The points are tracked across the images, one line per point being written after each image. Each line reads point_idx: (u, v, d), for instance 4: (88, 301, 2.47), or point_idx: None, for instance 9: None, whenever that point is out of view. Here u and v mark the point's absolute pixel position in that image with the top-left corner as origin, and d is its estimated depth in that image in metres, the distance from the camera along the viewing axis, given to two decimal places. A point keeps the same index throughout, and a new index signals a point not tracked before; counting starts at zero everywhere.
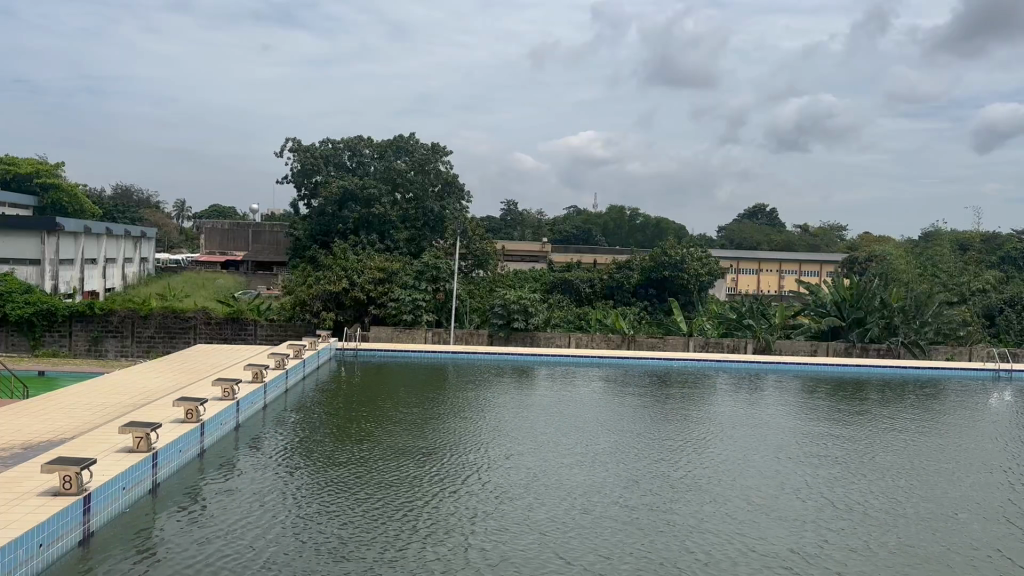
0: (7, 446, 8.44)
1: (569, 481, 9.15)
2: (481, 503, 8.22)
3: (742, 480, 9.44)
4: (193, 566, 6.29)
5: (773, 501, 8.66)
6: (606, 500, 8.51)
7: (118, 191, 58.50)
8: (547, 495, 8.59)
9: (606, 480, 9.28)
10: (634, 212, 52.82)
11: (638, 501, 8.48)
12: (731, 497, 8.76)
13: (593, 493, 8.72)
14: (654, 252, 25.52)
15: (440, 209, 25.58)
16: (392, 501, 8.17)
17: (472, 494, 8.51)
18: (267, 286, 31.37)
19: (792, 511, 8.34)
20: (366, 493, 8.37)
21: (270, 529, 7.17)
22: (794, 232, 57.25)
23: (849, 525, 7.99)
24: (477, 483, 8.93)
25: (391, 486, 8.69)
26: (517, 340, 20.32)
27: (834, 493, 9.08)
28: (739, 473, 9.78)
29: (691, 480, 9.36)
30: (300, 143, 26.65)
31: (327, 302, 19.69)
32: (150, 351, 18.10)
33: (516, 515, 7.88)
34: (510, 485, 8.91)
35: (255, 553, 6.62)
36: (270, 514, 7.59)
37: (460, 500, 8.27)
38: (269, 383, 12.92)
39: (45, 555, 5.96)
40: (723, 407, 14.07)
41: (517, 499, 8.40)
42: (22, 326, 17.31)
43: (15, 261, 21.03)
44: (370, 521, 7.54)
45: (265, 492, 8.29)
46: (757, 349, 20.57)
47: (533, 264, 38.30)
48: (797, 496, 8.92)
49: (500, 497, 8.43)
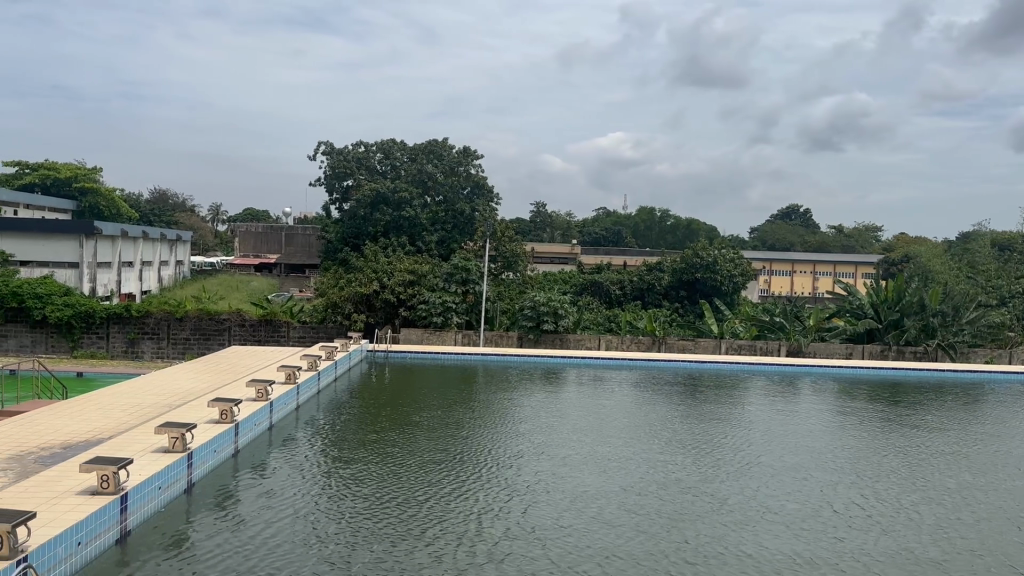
0: (47, 446, 8.59)
1: (579, 481, 9.20)
2: (486, 502, 8.28)
3: (752, 482, 9.44)
4: (208, 563, 6.39)
5: (780, 505, 8.58)
6: (614, 502, 8.48)
7: (155, 195, 59.60)
8: (552, 494, 8.65)
9: (618, 481, 9.27)
10: (665, 212, 52.43)
11: (643, 503, 8.46)
12: (741, 501, 8.68)
13: (601, 494, 8.70)
14: (686, 253, 25.39)
15: (471, 211, 25.74)
16: (398, 500, 8.22)
17: (479, 494, 8.57)
18: (299, 288, 31.67)
19: (799, 516, 8.25)
20: (374, 492, 8.44)
21: (279, 528, 7.24)
22: (829, 233, 56.56)
23: (855, 530, 7.87)
24: (487, 482, 9.01)
25: (402, 484, 8.78)
26: (546, 341, 20.35)
27: (844, 498, 8.97)
28: (752, 474, 9.77)
29: (703, 483, 9.31)
30: (333, 146, 26.90)
31: (358, 304, 19.80)
32: (185, 353, 18.32)
33: (519, 515, 7.90)
34: (518, 485, 8.97)
35: (261, 550, 6.70)
36: (283, 512, 7.67)
37: (466, 500, 8.33)
38: (301, 385, 13.06)
39: (83, 553, 6.05)
40: (755, 411, 13.95)
41: (523, 499, 8.44)
42: (61, 328, 17.64)
43: (53, 265, 21.51)
44: (375, 518, 7.62)
45: (286, 490, 8.36)
46: (790, 351, 20.32)
47: (563, 265, 38.18)
48: (807, 500, 8.83)
49: (506, 497, 8.49)
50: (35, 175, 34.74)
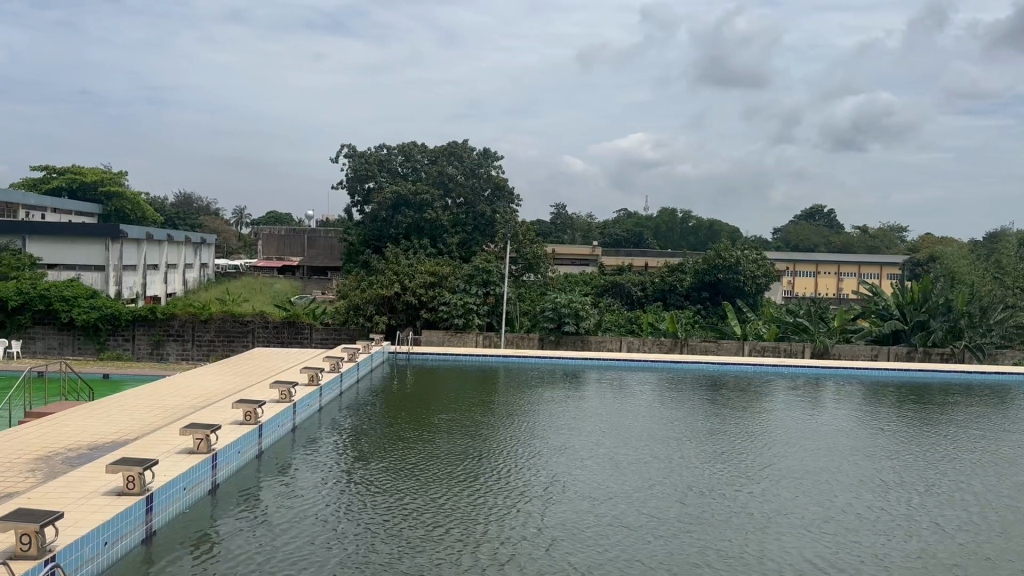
0: (75, 447, 8.70)
1: (596, 482, 9.20)
2: (502, 503, 8.31)
3: (770, 484, 9.38)
4: (232, 561, 6.47)
5: (797, 508, 8.51)
6: (629, 503, 8.46)
7: (179, 199, 60.23)
8: (568, 495, 8.66)
9: (634, 483, 9.24)
10: (686, 213, 52.16)
11: (659, 505, 8.43)
12: (758, 503, 8.63)
13: (616, 496, 8.68)
14: (709, 254, 25.22)
15: (492, 213, 25.76)
16: (415, 500, 8.26)
17: (495, 494, 8.60)
18: (321, 290, 31.81)
19: (816, 518, 8.18)
20: (391, 493, 8.48)
21: (298, 527, 7.31)
22: (853, 234, 55.99)
23: (873, 533, 7.80)
24: (505, 483, 9.03)
25: (419, 485, 8.82)
26: (567, 343, 20.31)
27: (862, 500, 8.88)
28: (772, 476, 9.71)
29: (721, 485, 9.27)
30: (355, 149, 27.01)
31: (379, 306, 19.88)
32: (210, 355, 18.48)
33: (533, 516, 7.90)
34: (535, 485, 8.99)
35: (280, 548, 6.77)
36: (303, 512, 7.73)
37: (482, 500, 8.35)
38: (324, 387, 13.12)
39: (109, 553, 6.10)
40: (778, 413, 13.81)
41: (538, 500, 8.46)
42: (87, 330, 17.85)
43: (81, 268, 21.78)
44: (390, 518, 7.66)
45: (306, 491, 8.43)
46: (815, 353, 20.11)
47: (584, 266, 38.04)
48: (825, 502, 8.76)
49: (521, 498, 8.50)
50: (62, 179, 35.19)
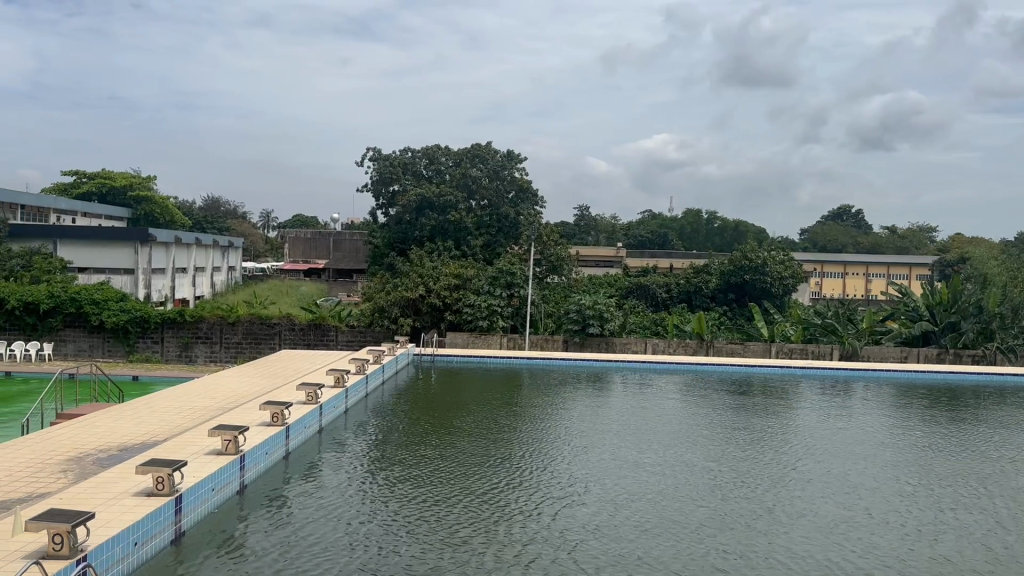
0: (105, 447, 8.80)
1: (616, 485, 9.15)
2: (520, 504, 8.30)
3: (793, 487, 9.26)
4: (256, 560, 6.53)
5: (820, 510, 8.43)
6: (649, 506, 8.40)
7: (207, 203, 60.92)
8: (588, 497, 8.62)
9: (655, 485, 9.18)
10: (712, 214, 51.83)
11: (678, 507, 8.38)
12: (779, 505, 8.55)
13: (636, 499, 8.62)
14: (735, 255, 25.04)
15: (515, 215, 25.81)
16: (434, 501, 8.27)
17: (514, 496, 8.57)
18: (347, 293, 31.99)
19: (837, 521, 8.10)
20: (411, 493, 8.51)
21: (319, 527, 7.35)
22: (882, 235, 55.34)
23: (894, 536, 7.70)
24: (524, 484, 9.00)
25: (440, 486, 8.83)
26: (592, 345, 20.26)
27: (886, 504, 8.77)
28: (795, 480, 9.59)
29: (742, 487, 9.19)
30: (380, 152, 27.15)
31: (404, 308, 19.97)
32: (237, 357, 18.65)
33: (551, 517, 7.89)
34: (554, 487, 8.96)
35: (301, 548, 6.82)
36: (324, 513, 7.77)
37: (501, 502, 8.35)
38: (350, 388, 13.18)
39: (139, 553, 6.16)
40: (805, 415, 13.71)
41: (557, 502, 8.43)
42: (117, 333, 18.07)
43: (110, 271, 22.10)
44: (409, 519, 7.68)
45: (329, 492, 8.47)
46: (844, 355, 19.88)
47: (608, 268, 37.92)
48: (848, 505, 8.66)
49: (540, 499, 8.49)
50: (92, 184, 35.78)
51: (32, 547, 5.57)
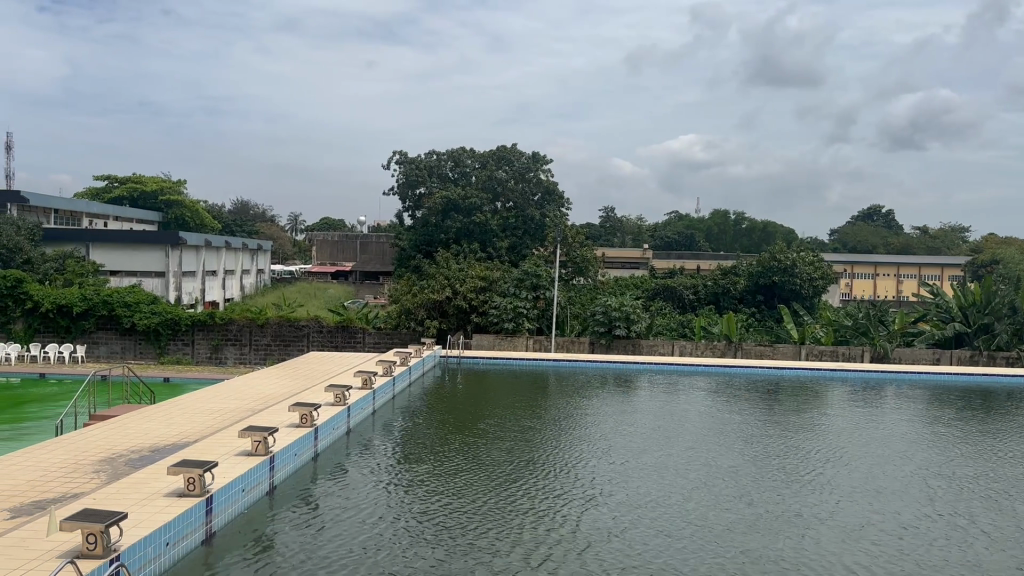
0: (137, 449, 8.89)
1: (639, 487, 9.10)
2: (542, 505, 8.28)
3: (818, 491, 9.14)
4: (279, 558, 6.60)
5: (844, 514, 8.32)
6: (671, 508, 8.35)
7: (236, 206, 61.56)
8: (609, 499, 8.57)
9: (678, 488, 9.12)
10: (740, 215, 51.41)
11: (701, 510, 8.31)
12: (802, 509, 8.46)
13: (658, 501, 8.58)
14: (763, 256, 24.82)
15: (541, 217, 25.82)
16: (456, 502, 8.28)
17: (534, 497, 8.55)
18: (374, 295, 32.15)
19: (860, 525, 7.99)
20: (433, 494, 8.52)
21: (342, 527, 7.40)
22: (913, 236, 54.56)
23: (918, 540, 7.60)
24: (545, 486, 8.99)
25: (463, 487, 8.83)
26: (618, 347, 20.19)
27: (912, 508, 8.64)
28: (821, 483, 9.46)
29: (766, 491, 9.09)
30: (406, 155, 27.25)
31: (431, 311, 20.02)
32: (266, 359, 18.82)
33: (572, 519, 7.86)
34: (576, 489, 8.92)
35: (323, 547, 6.87)
36: (348, 513, 7.81)
37: (523, 503, 8.33)
38: (377, 390, 13.22)
39: (171, 553, 6.22)
40: (837, 418, 13.53)
41: (578, 504, 8.39)
42: (148, 335, 18.30)
43: (142, 274, 22.44)
44: (431, 520, 7.70)
45: (353, 492, 8.52)
46: (875, 357, 19.59)
47: (635, 270, 37.75)
48: (873, 509, 8.55)
49: (561, 501, 8.47)
50: (124, 189, 36.36)
51: (67, 546, 5.65)
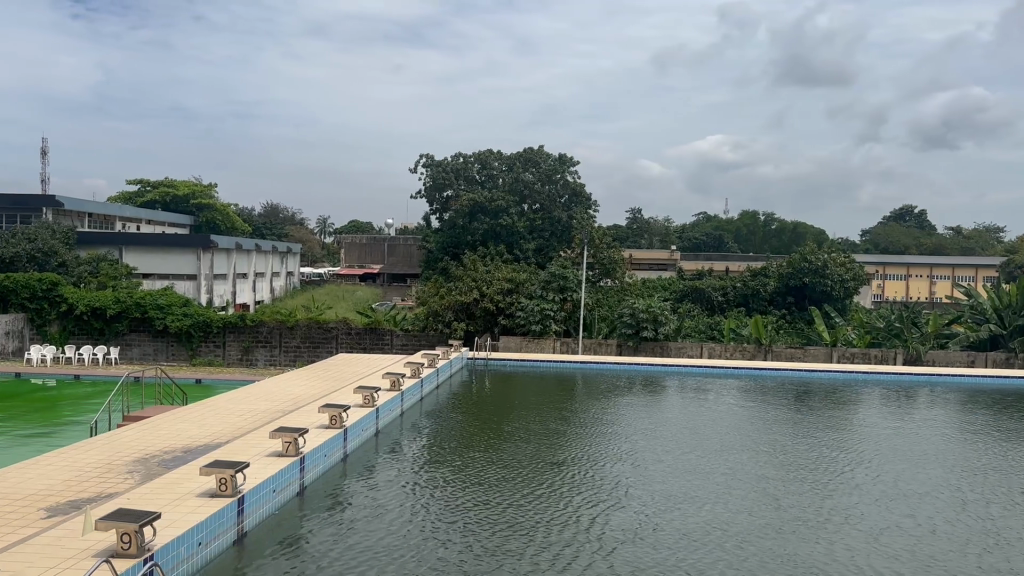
0: (170, 450, 9.00)
1: (663, 491, 9.03)
2: (567, 507, 8.27)
3: (847, 495, 9.03)
4: (305, 557, 6.66)
5: (870, 517, 8.22)
6: (697, 511, 8.29)
7: (266, 210, 62.22)
8: (633, 502, 8.51)
9: (704, 491, 9.05)
10: (769, 216, 50.94)
11: (726, 513, 8.23)
12: (829, 512, 8.36)
13: (683, 504, 8.52)
14: (793, 258, 24.59)
15: (568, 219, 25.79)
16: (480, 503, 8.30)
17: (557, 499, 8.53)
18: (402, 297, 32.29)
19: (888, 528, 7.88)
20: (458, 495, 8.55)
21: (367, 527, 7.45)
22: (947, 236, 53.70)
23: (944, 544, 7.49)
24: (570, 488, 8.97)
25: (487, 488, 8.85)
26: (646, 349, 20.11)
27: (940, 512, 8.49)
28: (848, 487, 9.33)
29: (793, 494, 8.98)
30: (433, 158, 27.33)
31: (458, 313, 20.07)
32: (296, 360, 18.98)
33: (595, 521, 7.84)
34: (601, 492, 8.89)
35: (348, 546, 6.94)
36: (373, 513, 7.85)
37: (547, 505, 8.33)
38: (405, 392, 13.27)
39: (203, 553, 6.29)
40: (872, 422, 13.32)
41: (602, 506, 8.37)
42: (181, 337, 18.54)
43: (174, 277, 22.77)
44: (455, 521, 7.71)
45: (380, 493, 8.56)
46: (908, 360, 19.29)
47: (662, 271, 37.56)
48: (900, 512, 8.43)
49: (585, 503, 8.44)
50: (156, 193, 36.88)
51: (103, 545, 5.74)
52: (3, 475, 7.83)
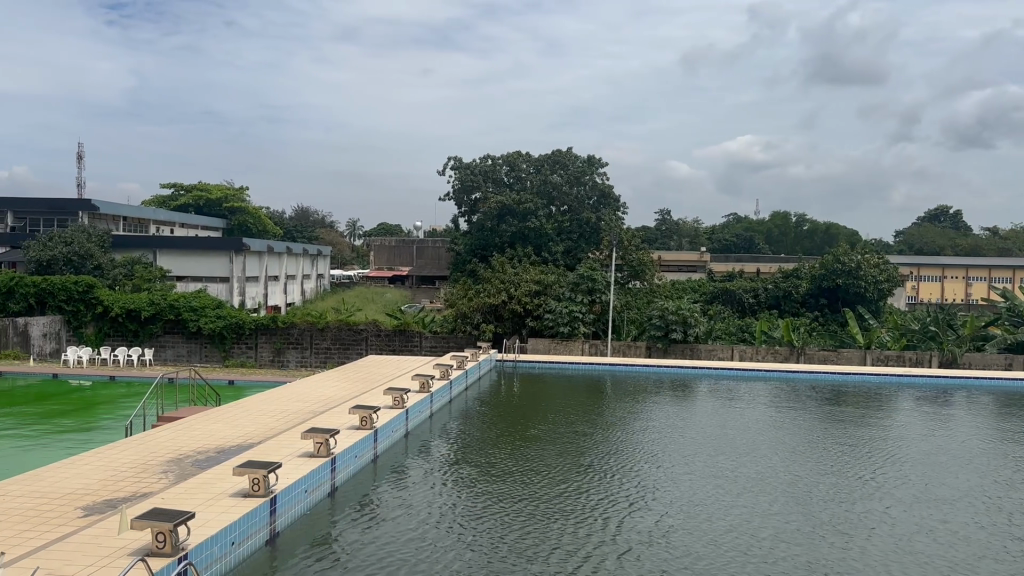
0: (204, 450, 9.10)
1: (687, 493, 8.97)
2: (588, 509, 8.25)
3: (873, 498, 8.92)
4: (331, 556, 6.73)
5: (896, 521, 8.12)
6: (719, 513, 8.23)
7: (297, 212, 62.78)
8: (655, 505, 8.47)
9: (728, 494, 8.98)
10: (801, 217, 50.34)
11: (749, 516, 8.16)
12: (853, 515, 8.27)
13: (706, 506, 8.46)
14: (826, 259, 24.27)
15: (596, 220, 25.70)
16: (503, 504, 8.31)
17: (582, 502, 8.50)
18: (430, 299, 32.36)
19: (912, 532, 7.79)
20: (482, 496, 8.57)
21: (391, 526, 7.51)
22: (983, 236, 52.68)
23: (969, 549, 7.39)
24: (593, 490, 8.95)
25: (510, 490, 8.86)
26: (676, 351, 19.96)
27: (968, 516, 8.36)
28: (877, 492, 9.17)
29: (818, 498, 8.88)
30: (461, 161, 27.39)
31: (486, 315, 20.08)
32: (326, 362, 19.11)
33: (616, 522, 7.82)
34: (624, 493, 8.87)
35: (371, 545, 7.01)
36: (398, 513, 7.91)
37: (569, 506, 8.32)
38: (434, 393, 13.31)
39: (236, 553, 6.35)
40: (906, 425, 13.09)
41: (624, 507, 8.35)
42: (213, 338, 18.77)
43: (207, 280, 23.04)
44: (477, 521, 7.74)
45: (406, 493, 8.62)
46: (943, 362, 18.98)
47: (692, 273, 37.30)
48: (926, 516, 8.32)
49: (607, 504, 8.43)
50: (189, 197, 37.38)
51: (138, 544, 5.82)
52: (41, 475, 7.95)
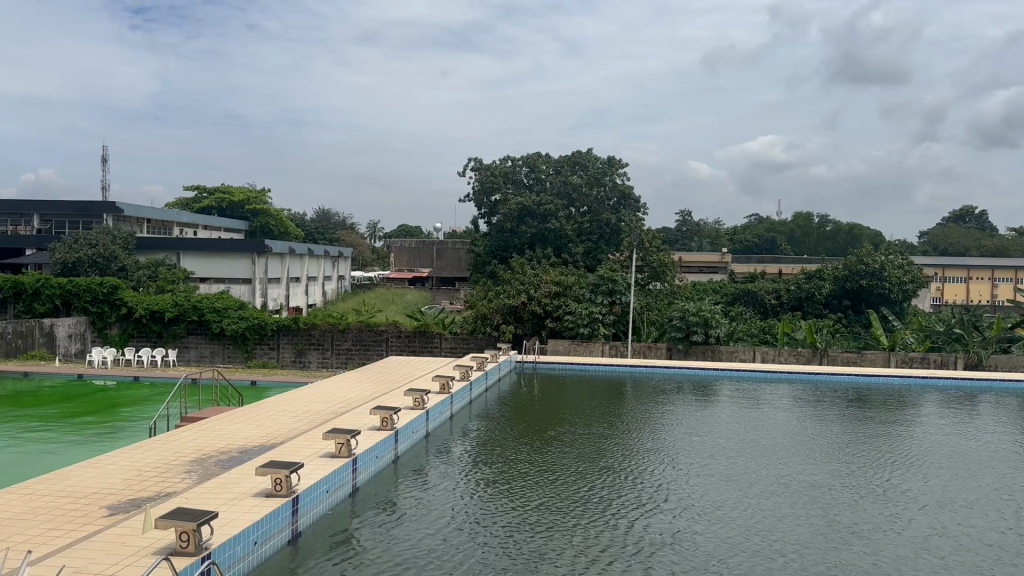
0: (227, 450, 9.18)
1: (704, 495, 8.93)
2: (604, 510, 8.24)
3: (891, 501, 8.83)
4: (350, 555, 6.78)
5: (914, 524, 8.02)
6: (735, 515, 8.19)
7: (318, 215, 63.15)
8: (671, 506, 8.44)
9: (745, 495, 8.93)
10: (824, 217, 49.87)
11: (765, 518, 8.11)
12: (870, 518, 8.20)
13: (721, 508, 8.42)
14: (849, 260, 24.02)
15: (616, 221, 25.64)
16: (519, 505, 8.33)
17: (598, 503, 8.49)
18: (449, 301, 32.31)
19: (929, 536, 7.70)
20: (498, 496, 8.59)
21: (408, 526, 7.56)
22: (1010, 237, 51.92)
23: (988, 553, 7.28)
24: (609, 491, 8.94)
25: (527, 490, 8.87)
26: (697, 353, 19.87)
27: (988, 520, 8.25)
28: (897, 495, 9.07)
29: (836, 500, 8.81)
30: (481, 162, 27.42)
31: (506, 316, 20.11)
32: (347, 362, 19.20)
33: (631, 524, 7.81)
34: (640, 495, 8.85)
35: (388, 544, 7.06)
36: (415, 513, 7.96)
37: (585, 507, 8.32)
38: (455, 395, 13.34)
39: (259, 553, 6.39)
40: (930, 429, 12.91)
41: (639, 509, 8.33)
42: (236, 339, 18.93)
43: (230, 281, 23.23)
44: (493, 521, 7.76)
45: (425, 493, 8.66)
46: (969, 364, 18.79)
47: (713, 274, 37.09)
48: (945, 520, 8.21)
49: (623, 506, 8.41)
50: (213, 199, 37.71)
51: (162, 543, 5.87)
52: (67, 474, 8.05)
